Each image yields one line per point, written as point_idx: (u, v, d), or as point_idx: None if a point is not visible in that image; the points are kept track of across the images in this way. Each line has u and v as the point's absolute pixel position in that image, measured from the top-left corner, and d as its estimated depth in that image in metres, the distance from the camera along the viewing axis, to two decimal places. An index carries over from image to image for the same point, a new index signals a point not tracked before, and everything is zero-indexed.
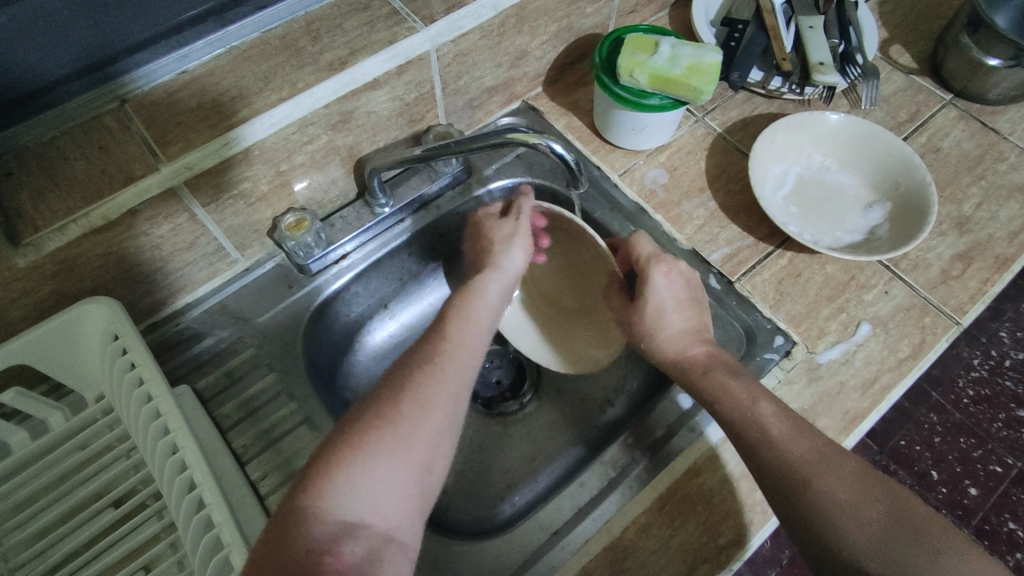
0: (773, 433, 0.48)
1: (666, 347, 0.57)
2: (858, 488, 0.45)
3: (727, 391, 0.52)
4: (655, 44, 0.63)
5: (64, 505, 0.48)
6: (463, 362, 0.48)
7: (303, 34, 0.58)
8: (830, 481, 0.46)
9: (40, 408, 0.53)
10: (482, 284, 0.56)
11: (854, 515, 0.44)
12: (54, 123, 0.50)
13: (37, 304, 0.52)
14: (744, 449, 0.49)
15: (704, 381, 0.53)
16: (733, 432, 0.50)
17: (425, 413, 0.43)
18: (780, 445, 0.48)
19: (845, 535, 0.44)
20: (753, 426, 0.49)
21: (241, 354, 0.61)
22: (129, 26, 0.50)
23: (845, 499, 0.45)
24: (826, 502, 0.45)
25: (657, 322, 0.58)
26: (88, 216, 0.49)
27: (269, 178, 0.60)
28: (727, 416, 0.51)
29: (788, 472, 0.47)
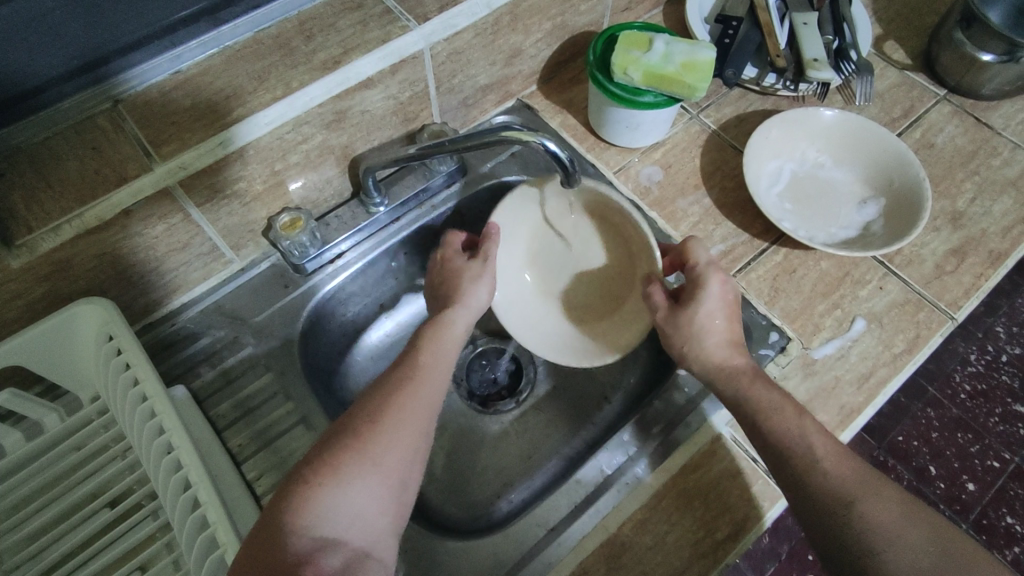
0: (820, 453, 0.48)
1: (708, 354, 0.54)
2: (898, 513, 0.45)
3: (772, 406, 0.50)
4: (650, 42, 0.63)
5: (60, 505, 0.48)
6: (434, 383, 0.49)
7: (296, 34, 0.57)
8: (872, 504, 0.45)
9: (35, 409, 0.53)
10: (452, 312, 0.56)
11: (895, 541, 0.44)
12: (46, 123, 0.49)
13: (31, 304, 0.52)
14: (785, 469, 0.48)
15: (754, 390, 0.51)
16: (777, 446, 0.49)
17: (399, 432, 0.44)
18: (825, 464, 0.47)
19: (885, 558, 0.43)
20: (800, 444, 0.48)
21: (236, 354, 0.61)
22: (121, 26, 0.50)
23: (886, 524, 0.44)
24: (867, 524, 0.44)
25: (710, 327, 0.54)
26: (81, 216, 0.49)
27: (263, 178, 0.59)
28: (773, 432, 0.49)
29: (831, 492, 0.46)
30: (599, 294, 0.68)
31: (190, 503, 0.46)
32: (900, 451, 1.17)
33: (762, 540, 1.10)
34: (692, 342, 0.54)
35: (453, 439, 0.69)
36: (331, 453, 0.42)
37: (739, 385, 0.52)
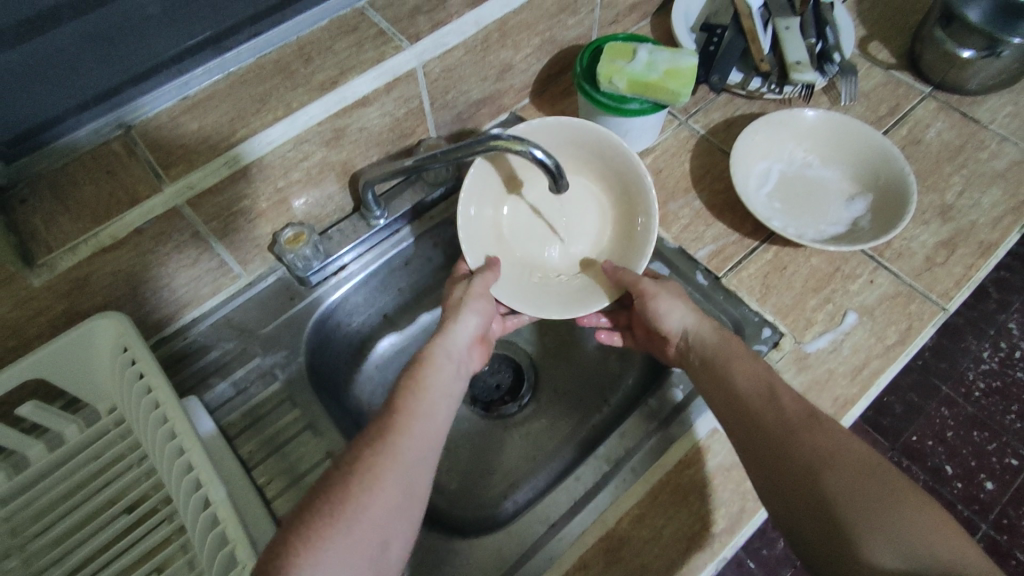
0: (779, 395, 0.49)
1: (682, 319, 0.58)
2: (841, 440, 0.44)
3: (741, 355, 0.53)
4: (633, 51, 0.66)
5: (81, 511, 0.51)
6: (421, 436, 0.47)
7: (295, 57, 0.60)
8: (814, 435, 0.45)
9: (56, 421, 0.56)
10: (436, 348, 0.55)
11: (836, 464, 0.43)
12: (65, 151, 0.53)
13: (52, 321, 0.55)
14: (744, 416, 0.50)
15: (732, 342, 0.55)
16: (739, 388, 0.51)
17: (378, 495, 0.43)
18: (779, 401, 0.48)
19: (824, 480, 0.43)
20: (760, 389, 0.50)
21: (245, 365, 0.64)
22: (134, 57, 0.54)
23: (830, 449, 0.44)
24: (810, 450, 0.44)
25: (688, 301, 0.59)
26: (98, 235, 0.53)
27: (268, 196, 0.63)
28: (739, 378, 0.52)
29: (781, 424, 0.47)
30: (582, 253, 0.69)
31: (201, 504, 0.48)
32: (915, 450, 1.16)
33: (776, 544, 1.10)
34: (673, 305, 0.59)
35: (457, 443, 0.70)
36: (306, 520, 0.40)
37: (717, 338, 0.56)
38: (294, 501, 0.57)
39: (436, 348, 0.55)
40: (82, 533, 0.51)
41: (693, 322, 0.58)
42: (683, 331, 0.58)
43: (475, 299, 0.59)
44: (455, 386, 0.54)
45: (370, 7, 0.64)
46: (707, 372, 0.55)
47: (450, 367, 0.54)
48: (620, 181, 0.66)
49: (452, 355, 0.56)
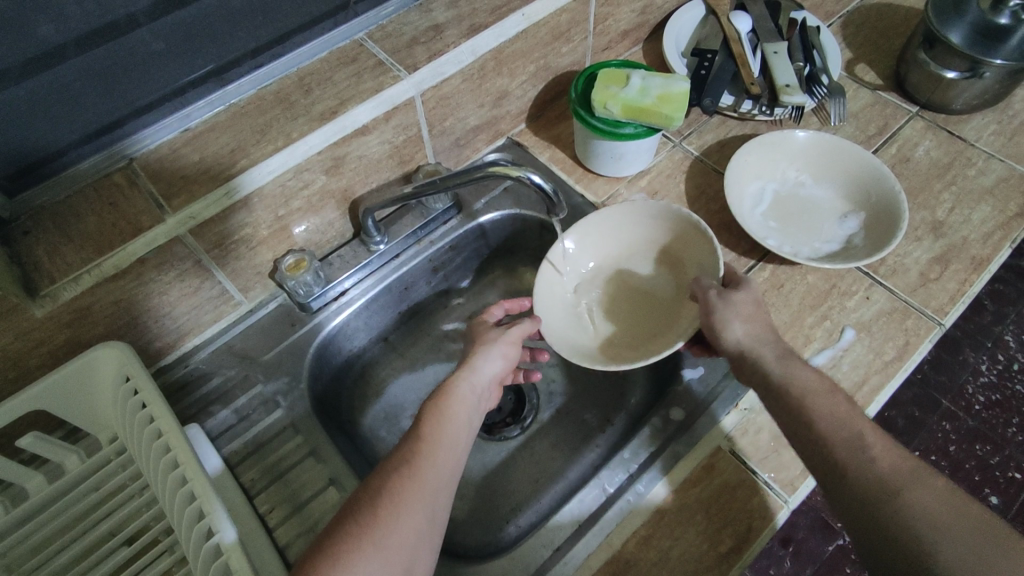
0: (868, 441, 0.47)
1: (744, 338, 0.56)
2: (950, 503, 0.43)
3: (818, 393, 0.51)
4: (627, 77, 0.68)
5: (81, 544, 0.51)
6: (440, 471, 0.47)
7: (296, 89, 0.62)
8: (917, 494, 0.43)
9: (57, 452, 0.55)
10: (463, 379, 0.55)
11: (945, 531, 0.41)
12: (66, 184, 0.54)
13: (53, 351, 0.55)
14: (822, 456, 0.48)
15: (799, 373, 0.52)
16: (821, 430, 0.48)
17: (395, 538, 0.42)
18: (870, 451, 0.46)
19: (937, 549, 0.41)
20: (848, 432, 0.48)
21: (247, 392, 0.64)
22: (137, 92, 0.55)
23: (937, 514, 0.42)
24: (913, 511, 0.43)
25: (748, 314, 0.57)
26: (100, 266, 0.53)
27: (269, 224, 0.63)
28: (819, 421, 0.49)
29: (876, 477, 0.45)
30: (650, 317, 0.68)
31: (204, 535, 0.47)
32: None
33: (783, 564, 1.08)
34: (734, 320, 0.56)
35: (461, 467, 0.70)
36: (329, 559, 0.39)
37: (781, 371, 0.53)
38: (297, 529, 0.56)
39: (458, 382, 0.55)
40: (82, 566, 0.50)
41: (751, 342, 0.55)
42: (738, 351, 0.56)
43: (505, 343, 0.59)
44: (472, 420, 0.53)
45: (369, 38, 0.66)
46: (781, 405, 0.52)
47: (471, 400, 0.54)
48: (684, 242, 0.68)
49: (475, 389, 0.55)
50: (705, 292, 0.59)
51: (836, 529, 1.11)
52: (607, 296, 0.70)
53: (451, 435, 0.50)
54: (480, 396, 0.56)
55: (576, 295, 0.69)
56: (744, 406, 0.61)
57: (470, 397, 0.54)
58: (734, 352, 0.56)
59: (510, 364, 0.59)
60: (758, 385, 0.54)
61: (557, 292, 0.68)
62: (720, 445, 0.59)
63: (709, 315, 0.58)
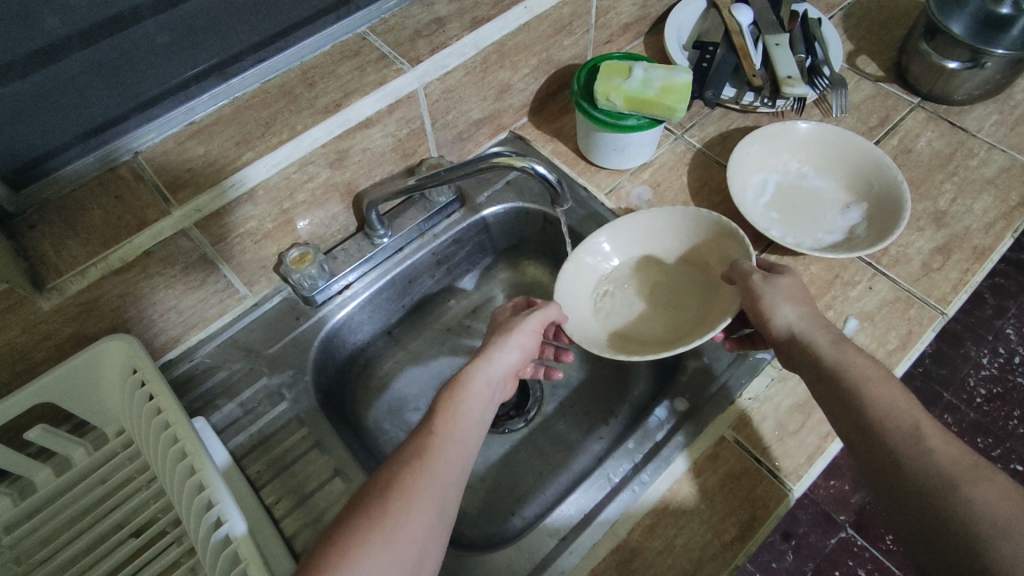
0: (925, 434, 0.43)
1: (796, 319, 0.54)
2: (1020, 505, 0.38)
3: (874, 380, 0.48)
4: (629, 69, 0.68)
5: (89, 536, 0.51)
6: (449, 467, 0.46)
7: (299, 82, 0.62)
8: (980, 491, 0.39)
9: (64, 445, 0.55)
10: (479, 368, 0.54)
11: (1010, 533, 0.37)
12: (71, 179, 0.54)
13: (60, 345, 0.55)
14: (873, 448, 0.45)
15: (854, 361, 0.50)
16: (874, 419, 0.45)
17: (402, 533, 0.41)
18: (928, 443, 0.43)
19: (997, 549, 0.37)
20: (905, 423, 0.44)
21: (252, 385, 0.64)
22: (141, 85, 0.55)
23: (998, 514, 0.38)
24: (971, 510, 0.38)
25: (795, 298, 0.55)
26: (106, 259, 0.53)
27: (273, 217, 0.63)
28: (874, 409, 0.46)
29: (933, 473, 0.41)
30: (678, 322, 0.66)
31: (213, 525, 0.47)
32: None
33: (786, 558, 1.09)
34: (782, 303, 0.55)
35: None
36: (332, 552, 0.39)
37: (834, 356, 0.50)
38: (303, 520, 0.56)
39: (474, 374, 0.54)
40: (90, 558, 0.50)
41: (803, 325, 0.54)
42: (789, 331, 0.54)
43: (523, 335, 0.58)
44: (483, 414, 0.53)
45: (371, 32, 0.66)
46: (837, 392, 0.49)
47: (485, 395, 0.53)
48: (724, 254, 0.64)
49: (490, 382, 0.54)
50: (745, 276, 0.58)
51: (838, 522, 1.12)
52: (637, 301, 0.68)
53: (459, 431, 0.49)
54: (495, 388, 0.55)
55: (606, 287, 0.68)
56: (747, 395, 0.61)
57: (483, 389, 0.53)
58: (785, 335, 0.54)
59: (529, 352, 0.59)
60: (807, 368, 0.52)
61: (580, 292, 0.67)
62: (724, 435, 0.59)
63: (754, 297, 0.56)
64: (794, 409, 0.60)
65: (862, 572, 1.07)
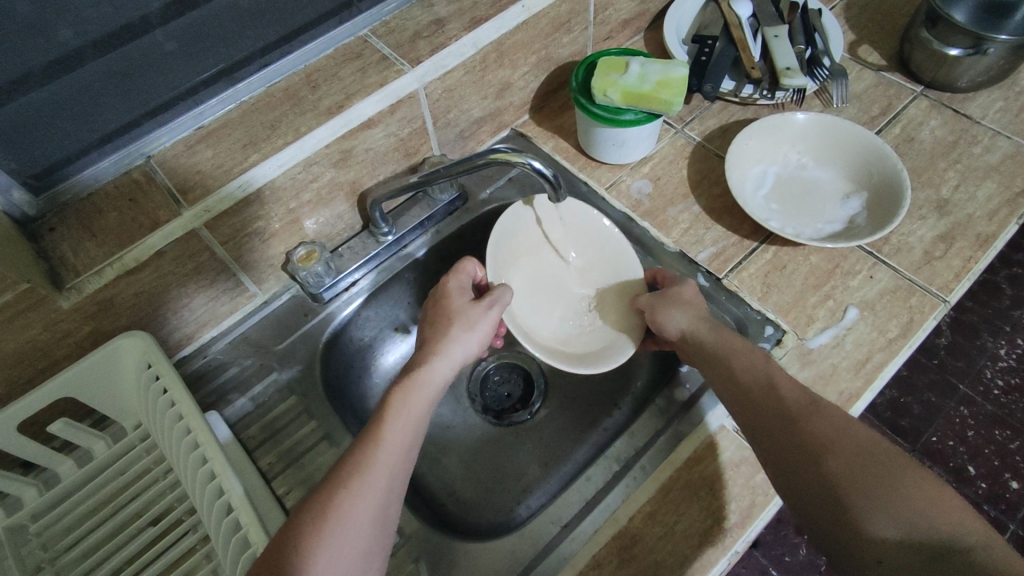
0: (778, 382, 0.51)
1: (691, 318, 0.59)
2: (841, 426, 0.46)
3: (741, 350, 0.55)
4: (626, 64, 0.69)
5: (110, 524, 0.53)
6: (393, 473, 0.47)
7: (303, 85, 0.63)
8: (816, 421, 0.47)
9: (86, 438, 0.58)
10: (427, 372, 0.54)
11: (835, 450, 0.45)
12: (89, 183, 0.56)
13: (79, 342, 0.57)
14: (741, 404, 0.52)
15: (730, 339, 0.56)
16: (740, 378, 0.53)
17: (346, 544, 0.42)
18: (779, 391, 0.51)
19: (823, 462, 0.45)
20: (762, 377, 0.52)
21: (263, 380, 0.66)
22: (152, 91, 0.57)
23: (827, 434, 0.46)
24: (809, 435, 0.47)
25: (693, 304, 0.61)
26: (121, 259, 0.55)
27: (280, 217, 0.65)
28: (739, 370, 0.54)
29: (780, 412, 0.49)
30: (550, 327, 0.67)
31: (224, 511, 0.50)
32: (937, 452, 1.15)
33: (799, 551, 1.09)
34: (673, 309, 0.60)
35: (471, 452, 0.71)
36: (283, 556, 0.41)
37: (715, 338, 0.57)
38: None
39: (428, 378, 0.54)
40: (110, 545, 0.53)
41: (690, 325, 0.59)
42: (681, 335, 0.60)
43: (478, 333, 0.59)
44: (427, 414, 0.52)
45: (372, 34, 0.68)
46: (716, 367, 0.56)
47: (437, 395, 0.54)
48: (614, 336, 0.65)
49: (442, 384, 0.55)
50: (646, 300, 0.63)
51: None
52: (574, 287, 0.71)
53: (402, 436, 0.49)
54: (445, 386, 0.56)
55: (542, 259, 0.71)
56: None
57: (427, 392, 0.53)
58: (680, 333, 0.60)
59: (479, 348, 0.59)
60: (697, 357, 0.58)
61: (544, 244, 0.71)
62: (725, 423, 0.60)
63: (652, 310, 0.62)
64: None
65: None
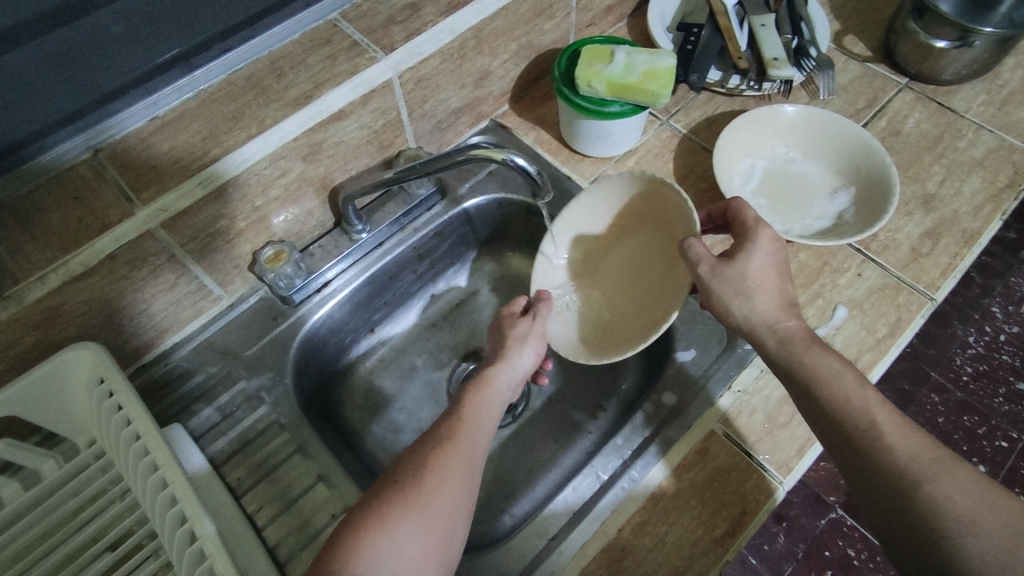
0: (885, 427, 0.46)
1: (759, 314, 0.53)
2: (980, 499, 0.43)
3: (835, 376, 0.49)
4: (611, 53, 0.65)
5: (62, 551, 0.49)
6: (445, 494, 0.43)
7: (267, 72, 0.58)
8: (943, 485, 0.43)
9: (31, 458, 0.53)
10: (494, 373, 0.55)
11: (974, 530, 0.42)
12: (32, 176, 0.50)
13: (22, 354, 0.53)
14: (845, 443, 0.48)
15: (809, 357, 0.50)
16: (835, 415, 0.48)
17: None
18: (892, 439, 0.46)
19: (956, 542, 0.42)
20: (863, 416, 0.47)
21: (230, 388, 0.62)
22: (101, 77, 0.52)
23: (959, 505, 0.42)
24: (935, 503, 0.43)
25: (756, 288, 0.53)
26: (66, 264, 0.51)
27: (245, 215, 0.61)
28: (833, 406, 0.48)
29: (898, 468, 0.45)
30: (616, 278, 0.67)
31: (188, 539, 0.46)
32: None
33: (777, 540, 1.10)
34: (735, 298, 0.54)
35: None
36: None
37: (784, 354, 0.51)
38: (286, 527, 0.55)
39: (496, 375, 0.55)
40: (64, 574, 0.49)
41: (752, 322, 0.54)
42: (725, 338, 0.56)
43: (535, 336, 0.59)
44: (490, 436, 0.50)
45: (342, 18, 0.63)
46: (798, 394, 0.51)
47: (505, 395, 0.55)
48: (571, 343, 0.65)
49: (509, 383, 0.56)
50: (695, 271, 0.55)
51: (828, 503, 1.12)
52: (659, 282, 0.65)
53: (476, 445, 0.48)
54: (513, 389, 0.56)
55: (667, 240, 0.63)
56: (737, 388, 0.60)
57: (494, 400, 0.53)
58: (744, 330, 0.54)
59: (535, 360, 0.59)
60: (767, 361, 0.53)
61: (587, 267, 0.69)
62: (714, 429, 0.58)
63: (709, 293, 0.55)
64: (784, 401, 0.59)
65: (852, 551, 1.08)
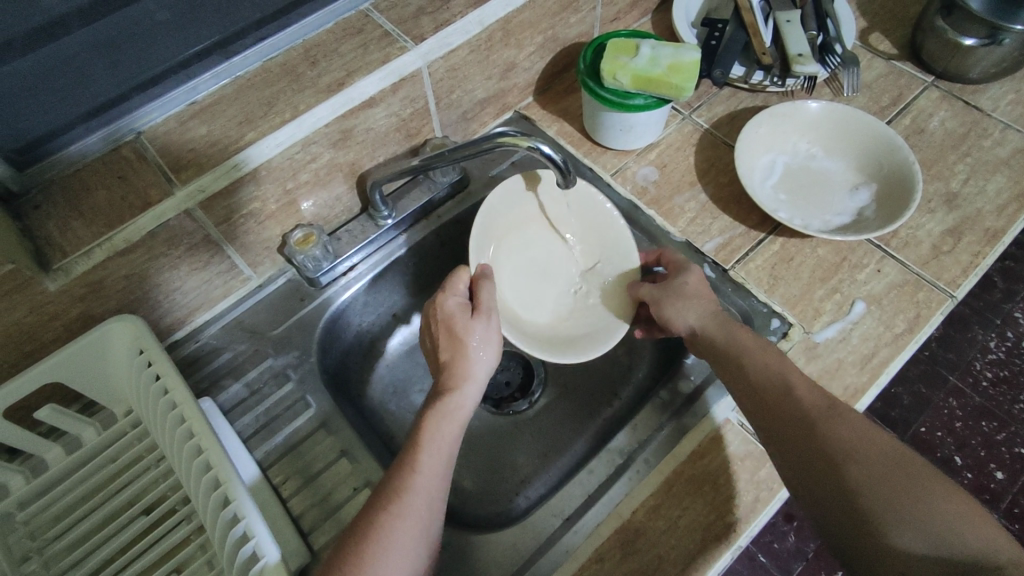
0: (795, 385, 0.51)
1: (699, 312, 0.59)
2: (865, 434, 0.46)
3: (756, 349, 0.54)
4: (636, 47, 0.66)
5: (100, 512, 0.51)
6: (434, 492, 0.47)
7: (302, 60, 0.60)
8: (837, 427, 0.47)
9: (74, 425, 0.56)
10: (456, 398, 0.53)
11: (856, 458, 0.45)
12: (77, 158, 0.53)
13: (67, 326, 0.55)
14: (762, 403, 0.52)
15: (741, 335, 0.55)
16: (758, 380, 0.53)
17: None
18: (799, 393, 0.50)
19: (846, 471, 0.45)
20: (779, 378, 0.51)
21: (258, 365, 0.64)
22: (143, 62, 0.54)
23: (850, 441, 0.46)
24: (831, 442, 0.46)
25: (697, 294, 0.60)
26: (111, 240, 0.53)
27: (277, 198, 0.63)
28: (754, 372, 0.53)
29: (801, 412, 0.49)
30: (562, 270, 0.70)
31: (221, 504, 0.48)
32: (925, 442, 1.14)
33: (787, 538, 1.10)
34: (681, 304, 0.60)
35: (470, 442, 0.70)
36: None
37: (725, 334, 0.56)
38: (309, 499, 0.57)
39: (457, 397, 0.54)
40: (101, 535, 0.51)
41: (702, 321, 0.59)
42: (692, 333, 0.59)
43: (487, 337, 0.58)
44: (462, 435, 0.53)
45: (374, 9, 0.65)
46: (725, 364, 0.55)
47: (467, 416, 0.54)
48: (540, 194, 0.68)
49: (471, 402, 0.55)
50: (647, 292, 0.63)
51: None
52: (525, 278, 0.68)
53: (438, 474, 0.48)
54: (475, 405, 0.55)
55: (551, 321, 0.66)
56: None
57: (455, 423, 0.52)
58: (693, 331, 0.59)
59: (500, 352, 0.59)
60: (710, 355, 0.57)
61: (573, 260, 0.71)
62: (728, 418, 0.59)
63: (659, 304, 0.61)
64: None
65: None
